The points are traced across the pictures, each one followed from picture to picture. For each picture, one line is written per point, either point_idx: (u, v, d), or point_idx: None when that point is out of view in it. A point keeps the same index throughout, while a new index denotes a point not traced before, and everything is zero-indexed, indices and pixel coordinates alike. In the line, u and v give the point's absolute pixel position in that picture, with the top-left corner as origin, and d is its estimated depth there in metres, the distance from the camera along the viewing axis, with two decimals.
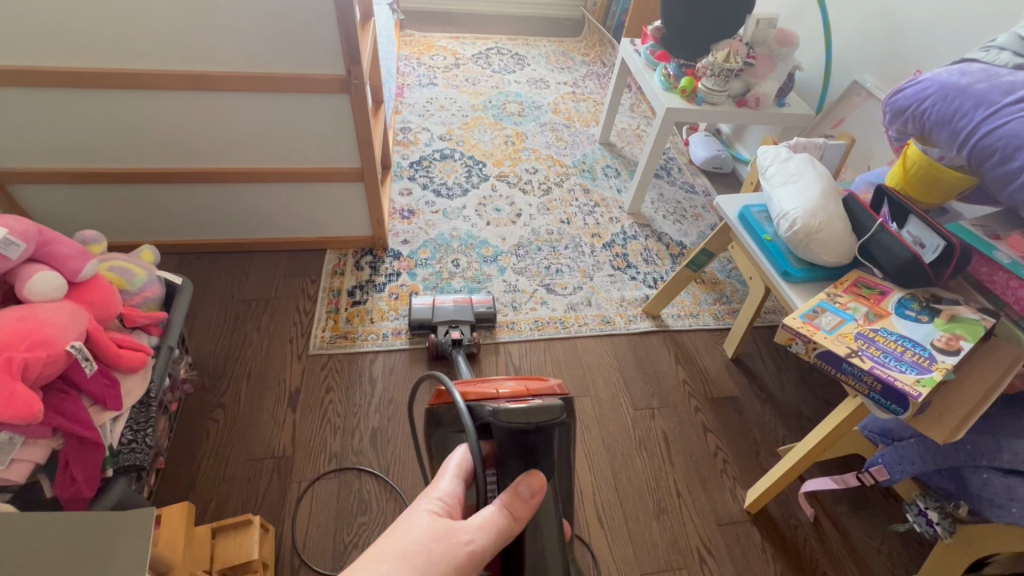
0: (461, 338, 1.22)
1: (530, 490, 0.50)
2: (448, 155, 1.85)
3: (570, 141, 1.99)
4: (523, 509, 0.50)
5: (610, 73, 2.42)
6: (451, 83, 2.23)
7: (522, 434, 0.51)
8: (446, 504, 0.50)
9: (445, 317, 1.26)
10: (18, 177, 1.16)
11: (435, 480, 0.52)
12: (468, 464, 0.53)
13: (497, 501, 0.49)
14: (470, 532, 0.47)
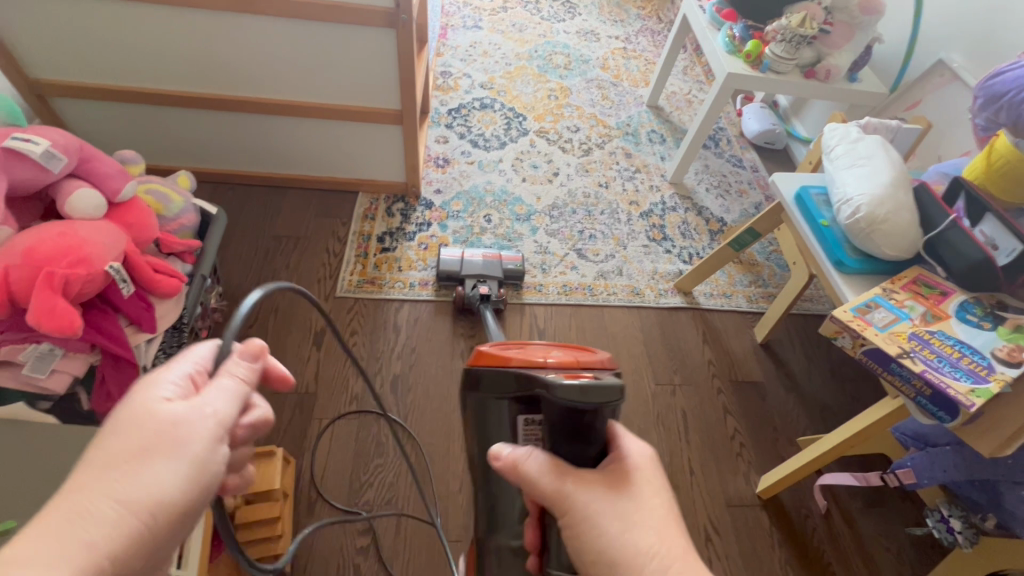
0: (489, 293, 1.21)
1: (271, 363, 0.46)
2: (489, 105, 1.78)
3: (616, 101, 1.89)
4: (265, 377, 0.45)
5: (666, 31, 2.27)
6: (496, 26, 2.12)
7: (579, 414, 0.48)
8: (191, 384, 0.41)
9: (473, 271, 1.24)
10: (59, 89, 1.15)
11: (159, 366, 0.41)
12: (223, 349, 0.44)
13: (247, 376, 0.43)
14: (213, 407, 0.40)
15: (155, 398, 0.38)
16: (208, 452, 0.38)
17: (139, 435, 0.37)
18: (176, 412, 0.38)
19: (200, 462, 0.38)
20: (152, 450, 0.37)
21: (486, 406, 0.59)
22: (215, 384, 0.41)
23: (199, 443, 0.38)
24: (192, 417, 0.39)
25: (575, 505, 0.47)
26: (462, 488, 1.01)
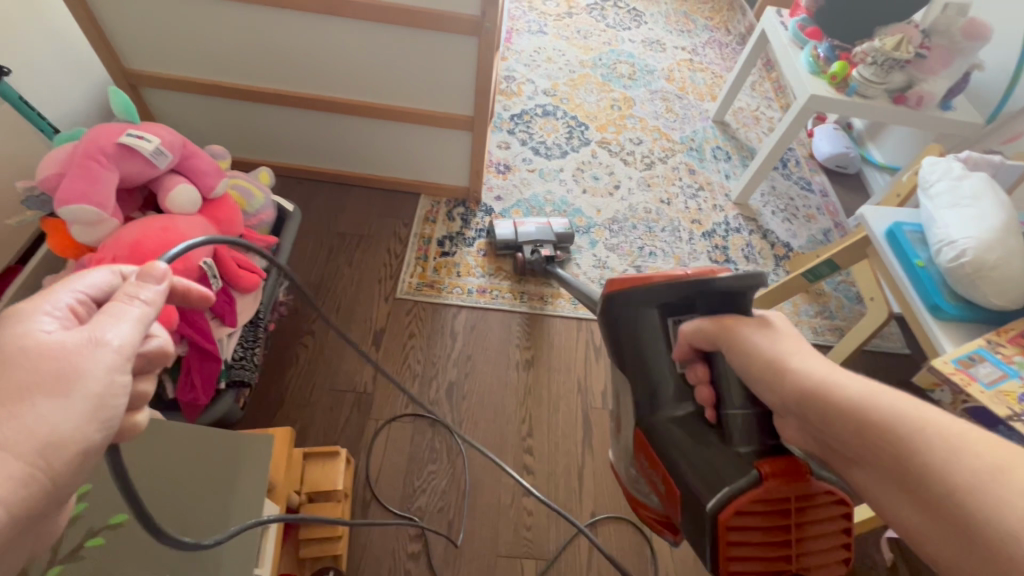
0: (549, 257, 1.26)
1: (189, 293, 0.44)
2: (552, 112, 1.77)
3: (681, 114, 1.85)
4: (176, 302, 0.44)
5: (734, 43, 2.21)
6: (561, 32, 2.10)
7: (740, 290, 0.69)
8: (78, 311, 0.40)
9: (530, 239, 1.28)
10: (151, 81, 1.20)
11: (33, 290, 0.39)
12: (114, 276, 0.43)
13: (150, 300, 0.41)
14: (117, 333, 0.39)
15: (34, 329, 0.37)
16: (106, 386, 0.37)
17: (18, 374, 0.35)
18: (60, 341, 0.37)
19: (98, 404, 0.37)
20: (38, 388, 0.35)
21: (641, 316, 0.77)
22: (113, 309, 0.40)
23: (93, 381, 0.37)
24: (79, 346, 0.37)
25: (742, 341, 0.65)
26: (513, 502, 1.00)
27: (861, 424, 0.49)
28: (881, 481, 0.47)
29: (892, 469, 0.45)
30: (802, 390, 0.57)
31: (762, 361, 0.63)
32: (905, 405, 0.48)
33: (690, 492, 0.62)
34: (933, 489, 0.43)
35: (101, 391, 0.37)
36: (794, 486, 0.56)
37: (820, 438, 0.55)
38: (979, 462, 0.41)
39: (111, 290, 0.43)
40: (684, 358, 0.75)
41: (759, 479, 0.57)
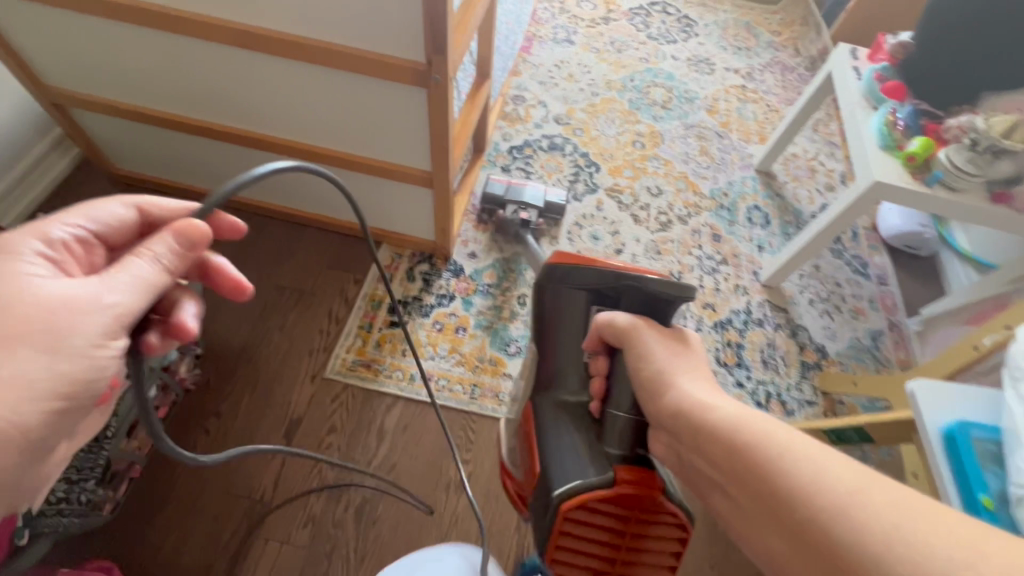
0: (529, 220, 1.25)
1: (186, 241, 0.50)
2: (559, 147, 1.51)
3: (717, 159, 1.54)
4: (181, 256, 0.51)
5: (801, 67, 1.84)
6: (591, 43, 1.81)
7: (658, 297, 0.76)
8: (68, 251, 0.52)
9: (516, 198, 1.25)
10: (71, 101, 1.04)
11: (53, 214, 0.52)
12: (107, 216, 0.54)
13: (152, 262, 0.49)
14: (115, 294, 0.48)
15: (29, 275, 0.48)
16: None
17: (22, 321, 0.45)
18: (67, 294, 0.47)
19: (79, 352, 0.47)
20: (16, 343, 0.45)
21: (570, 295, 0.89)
22: (125, 262, 0.48)
23: (81, 337, 0.47)
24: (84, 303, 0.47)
25: (640, 349, 0.72)
26: None
27: (730, 447, 0.52)
28: (753, 512, 0.48)
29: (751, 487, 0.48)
30: (682, 405, 0.61)
31: (650, 369, 0.70)
32: (780, 432, 0.50)
33: (552, 472, 0.73)
34: (798, 513, 0.43)
35: (89, 347, 0.47)
36: (640, 494, 0.68)
37: (692, 458, 0.59)
38: (845, 487, 0.42)
39: (101, 223, 0.54)
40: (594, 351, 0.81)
41: (614, 482, 0.68)
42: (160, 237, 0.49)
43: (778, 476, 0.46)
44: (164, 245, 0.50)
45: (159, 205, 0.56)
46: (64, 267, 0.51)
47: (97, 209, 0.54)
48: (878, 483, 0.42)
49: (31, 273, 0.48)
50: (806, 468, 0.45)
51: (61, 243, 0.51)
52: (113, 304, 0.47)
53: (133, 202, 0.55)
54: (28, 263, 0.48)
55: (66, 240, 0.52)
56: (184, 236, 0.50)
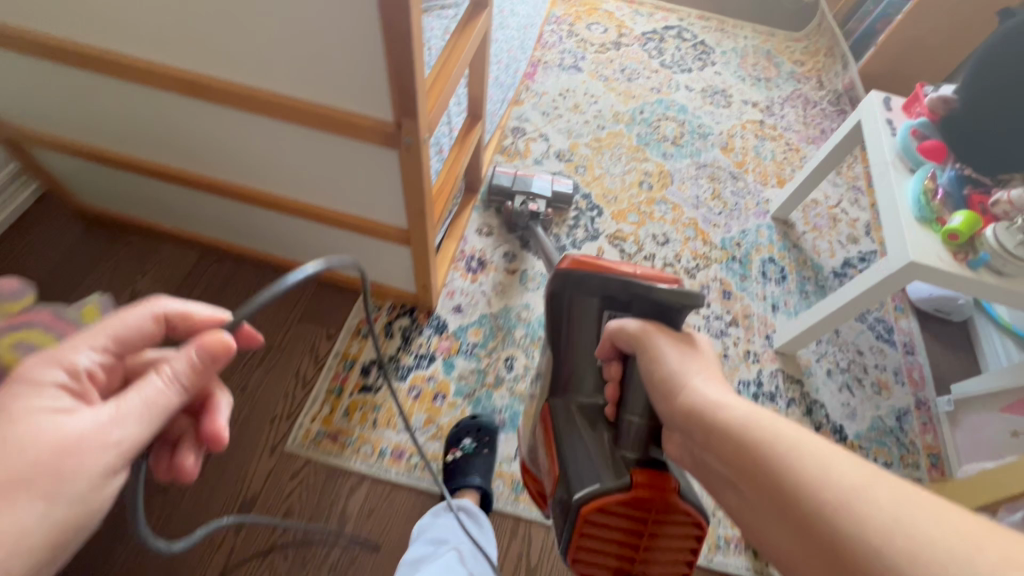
0: (538, 212, 1.25)
1: (208, 358, 0.45)
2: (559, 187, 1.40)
3: (730, 203, 1.43)
4: (198, 374, 0.45)
5: (825, 102, 1.72)
6: (599, 70, 1.70)
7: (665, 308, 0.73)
8: (87, 376, 0.44)
9: (524, 189, 1.26)
10: (19, 137, 0.95)
11: (72, 337, 0.44)
12: (131, 332, 0.47)
13: (166, 380, 0.43)
14: (122, 429, 0.41)
15: (42, 412, 0.40)
16: None
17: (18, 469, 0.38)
18: (79, 431, 0.40)
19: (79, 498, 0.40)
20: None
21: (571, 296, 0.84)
22: (139, 386, 0.43)
23: (85, 480, 0.40)
24: (91, 442, 0.40)
25: (651, 346, 0.66)
26: None
27: (738, 449, 0.49)
28: (762, 513, 0.46)
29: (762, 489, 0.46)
30: (690, 408, 0.57)
31: (659, 370, 0.65)
32: (790, 432, 0.47)
33: (568, 474, 0.72)
34: (799, 509, 0.42)
35: (89, 489, 0.40)
36: (653, 497, 0.66)
37: (704, 456, 0.56)
38: (851, 494, 0.40)
39: (123, 340, 0.46)
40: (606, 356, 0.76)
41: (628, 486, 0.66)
42: (181, 353, 0.44)
43: (786, 474, 0.44)
44: (186, 362, 0.44)
45: (192, 317, 0.50)
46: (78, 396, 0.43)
47: (118, 323, 0.46)
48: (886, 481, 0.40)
49: (48, 411, 0.41)
50: (816, 466, 0.43)
51: (86, 371, 0.44)
52: (119, 442, 0.41)
53: (159, 309, 0.48)
54: (41, 399, 0.41)
55: (89, 364, 0.44)
56: (204, 354, 0.45)
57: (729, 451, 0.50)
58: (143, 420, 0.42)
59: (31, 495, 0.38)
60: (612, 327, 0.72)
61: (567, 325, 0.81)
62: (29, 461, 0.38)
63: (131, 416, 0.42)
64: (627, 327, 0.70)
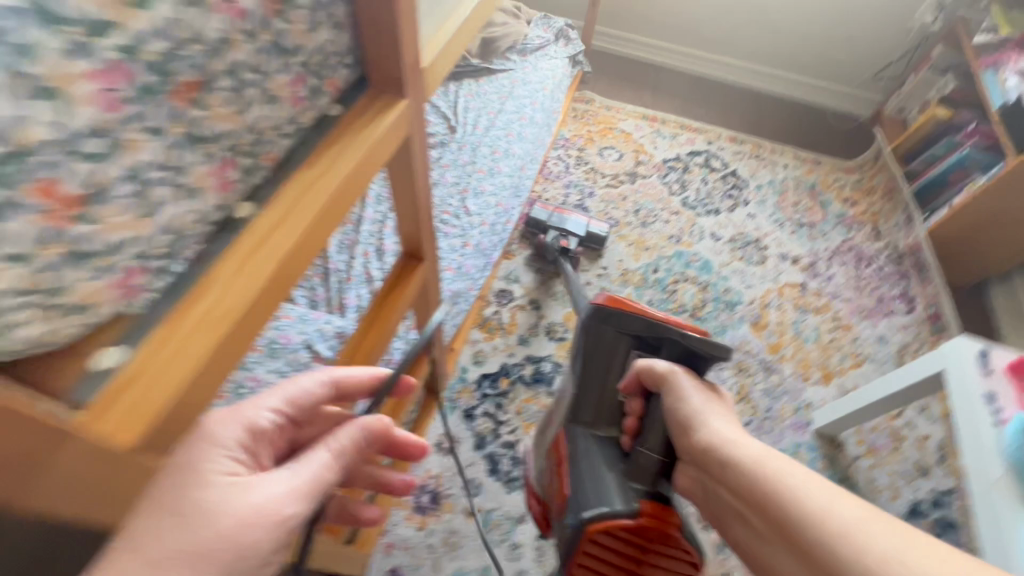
0: (567, 247, 1.25)
1: (366, 437, 0.53)
2: (546, 379, 1.14)
3: (760, 408, 1.14)
4: (354, 453, 0.53)
5: (882, 259, 1.42)
6: (608, 210, 1.46)
7: (698, 355, 0.82)
8: (247, 444, 0.50)
9: (559, 225, 1.27)
10: None
11: (254, 398, 0.53)
12: (297, 397, 0.55)
13: (331, 450, 0.49)
14: (292, 505, 0.45)
15: (218, 474, 0.45)
16: None
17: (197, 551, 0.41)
18: (260, 500, 0.44)
19: (247, 573, 0.43)
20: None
21: (603, 334, 0.89)
22: (309, 455, 0.49)
23: (257, 554, 0.43)
24: (267, 514, 0.44)
25: (675, 384, 0.79)
26: None
27: (752, 483, 0.62)
28: (772, 536, 0.58)
29: (776, 514, 0.57)
30: (706, 444, 0.71)
31: (685, 408, 0.76)
32: (801, 480, 0.58)
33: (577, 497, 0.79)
34: (804, 535, 0.53)
35: (259, 563, 0.43)
36: (660, 530, 0.73)
37: (717, 489, 0.68)
38: (857, 529, 0.51)
39: (294, 403, 0.55)
40: (629, 391, 0.87)
41: (634, 514, 0.73)
42: (349, 431, 0.52)
43: (792, 500, 0.56)
44: (349, 437, 0.52)
45: (354, 378, 0.60)
46: (245, 463, 0.49)
47: (292, 389, 0.55)
48: (877, 519, 0.52)
49: (224, 475, 0.45)
50: (823, 501, 0.55)
51: (256, 430, 0.51)
52: (287, 515, 0.44)
53: (329, 377, 0.58)
54: (223, 466, 0.45)
55: (262, 426, 0.52)
56: (367, 434, 0.53)
57: (748, 485, 0.62)
58: (304, 495, 0.46)
59: (218, 568, 0.41)
60: (643, 364, 0.83)
61: (597, 363, 0.91)
62: (218, 530, 0.42)
63: (301, 477, 0.47)
64: (656, 365, 0.81)
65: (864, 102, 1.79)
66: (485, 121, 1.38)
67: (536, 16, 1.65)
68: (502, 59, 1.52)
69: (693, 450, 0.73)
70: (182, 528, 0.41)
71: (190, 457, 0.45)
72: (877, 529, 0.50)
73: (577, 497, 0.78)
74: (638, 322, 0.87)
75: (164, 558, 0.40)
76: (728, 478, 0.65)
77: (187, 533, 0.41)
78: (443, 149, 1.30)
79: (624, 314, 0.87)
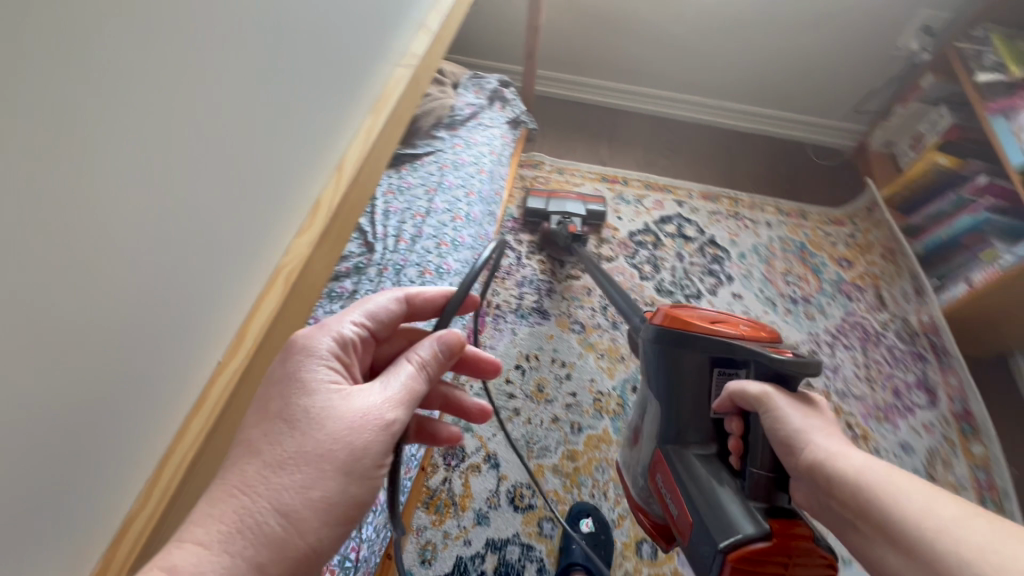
0: (577, 230, 1.26)
1: (447, 353, 0.53)
2: (514, 573, 0.92)
3: None
4: (438, 370, 0.52)
5: (892, 338, 1.21)
6: (572, 312, 1.23)
7: (785, 377, 0.69)
8: (343, 360, 0.53)
9: (559, 210, 1.29)
10: None
11: (341, 312, 0.56)
12: (376, 314, 0.57)
13: (415, 366, 0.51)
14: (395, 412, 0.48)
15: (323, 387, 0.49)
16: None
17: (311, 452, 0.46)
18: (364, 407, 0.48)
19: (364, 475, 0.47)
20: None
21: (682, 359, 0.75)
22: (398, 368, 0.50)
23: (369, 459, 0.47)
24: (373, 420, 0.47)
25: (774, 404, 0.65)
26: None
27: (864, 499, 0.54)
28: (885, 547, 0.51)
29: (894, 529, 0.50)
30: (813, 465, 0.60)
31: (784, 430, 0.64)
32: (917, 494, 0.51)
33: (701, 524, 0.64)
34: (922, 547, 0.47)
35: (372, 467, 0.47)
36: (797, 546, 0.58)
37: (829, 501, 0.59)
38: (977, 536, 0.45)
39: (376, 317, 0.57)
40: (725, 411, 0.71)
41: (765, 534, 0.59)
42: (427, 346, 0.52)
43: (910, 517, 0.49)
44: (429, 354, 0.52)
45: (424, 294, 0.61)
46: (345, 376, 0.52)
47: (372, 306, 0.57)
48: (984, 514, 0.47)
49: (329, 387, 0.50)
50: (916, 500, 0.50)
51: (348, 343, 0.54)
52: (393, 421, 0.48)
53: (402, 296, 0.59)
54: (321, 377, 0.50)
55: (349, 341, 0.54)
56: (447, 349, 0.53)
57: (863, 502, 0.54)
58: (400, 403, 0.49)
59: (334, 468, 0.46)
60: (734, 387, 0.69)
61: (679, 393, 0.75)
62: (329, 434, 0.46)
63: (395, 399, 0.49)
64: (748, 387, 0.68)
65: (848, 133, 1.59)
66: (410, 228, 1.13)
67: (464, 76, 1.42)
68: (427, 138, 1.28)
69: (797, 469, 0.63)
70: (294, 435, 0.46)
71: (292, 369, 0.50)
72: (976, 525, 0.46)
73: (702, 525, 0.64)
74: (703, 341, 0.73)
75: (304, 448, 0.46)
76: (837, 495, 0.57)
77: (301, 438, 0.46)
78: (359, 277, 1.05)
79: (692, 335, 0.73)
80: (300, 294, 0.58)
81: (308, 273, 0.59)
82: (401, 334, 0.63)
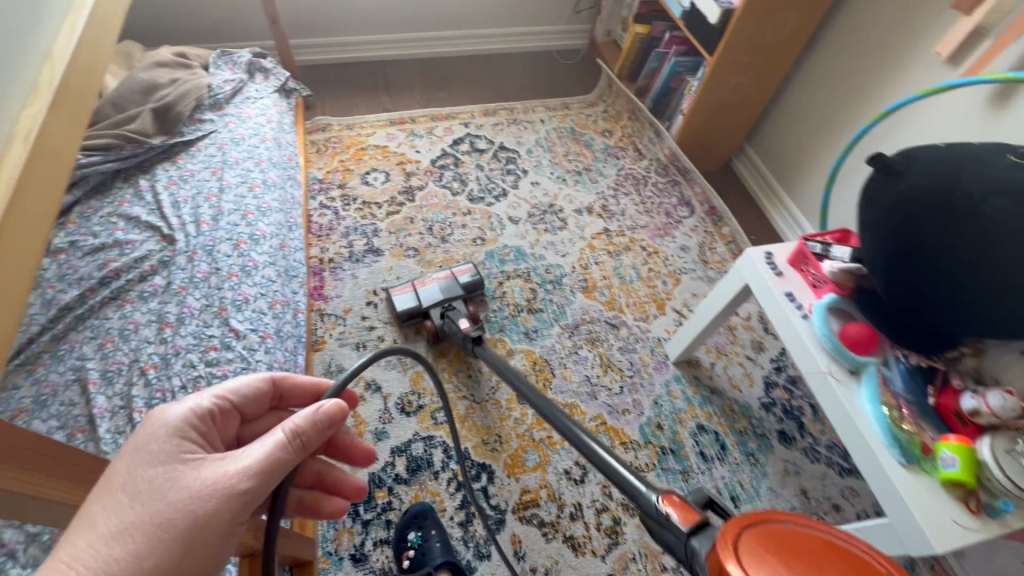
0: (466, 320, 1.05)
1: (327, 422, 0.49)
2: (424, 463, 1.01)
3: (627, 372, 1.16)
4: (316, 440, 0.48)
5: (654, 176, 1.52)
6: (403, 242, 1.32)
7: None
8: (200, 429, 0.49)
9: (433, 300, 1.12)
10: None
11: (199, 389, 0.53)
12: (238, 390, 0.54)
13: (284, 435, 0.46)
14: (251, 481, 0.44)
15: (174, 456, 0.45)
16: None
17: (154, 526, 0.41)
18: (217, 478, 0.44)
19: (222, 535, 0.43)
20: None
21: None
22: (267, 437, 0.46)
23: (219, 526, 0.43)
24: (224, 490, 0.44)
25: None
26: None
27: None
28: None
29: None
30: None
31: None
32: None
33: None
34: None
35: (226, 529, 0.43)
36: None
37: None
38: None
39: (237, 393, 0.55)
40: None
41: None
42: (307, 412, 0.48)
43: None
44: (306, 423, 0.47)
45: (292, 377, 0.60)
46: (203, 445, 0.49)
47: (240, 385, 0.55)
48: None
49: (182, 459, 0.46)
50: None
51: (206, 418, 0.50)
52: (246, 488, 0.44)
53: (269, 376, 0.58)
54: (168, 447, 0.46)
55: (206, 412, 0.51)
56: (329, 419, 0.49)
57: None
58: (262, 472, 0.45)
59: (178, 537, 0.42)
60: None
61: None
62: (172, 503, 0.43)
63: (254, 470, 0.44)
64: None
65: (579, 34, 1.88)
66: (208, 210, 1.11)
67: (212, 56, 1.38)
68: (195, 124, 1.24)
69: None
70: (134, 507, 0.42)
71: (138, 436, 0.46)
72: None
73: None
74: None
75: (150, 516, 0.42)
76: None
77: (141, 506, 0.42)
78: (169, 270, 1.02)
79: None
80: (47, 159, 0.52)
81: (49, 140, 0.53)
82: (271, 415, 0.61)
